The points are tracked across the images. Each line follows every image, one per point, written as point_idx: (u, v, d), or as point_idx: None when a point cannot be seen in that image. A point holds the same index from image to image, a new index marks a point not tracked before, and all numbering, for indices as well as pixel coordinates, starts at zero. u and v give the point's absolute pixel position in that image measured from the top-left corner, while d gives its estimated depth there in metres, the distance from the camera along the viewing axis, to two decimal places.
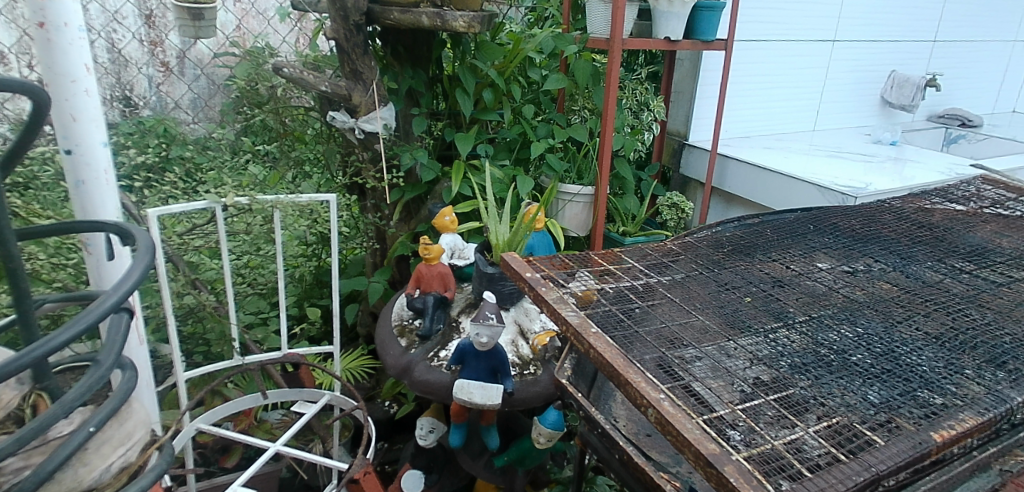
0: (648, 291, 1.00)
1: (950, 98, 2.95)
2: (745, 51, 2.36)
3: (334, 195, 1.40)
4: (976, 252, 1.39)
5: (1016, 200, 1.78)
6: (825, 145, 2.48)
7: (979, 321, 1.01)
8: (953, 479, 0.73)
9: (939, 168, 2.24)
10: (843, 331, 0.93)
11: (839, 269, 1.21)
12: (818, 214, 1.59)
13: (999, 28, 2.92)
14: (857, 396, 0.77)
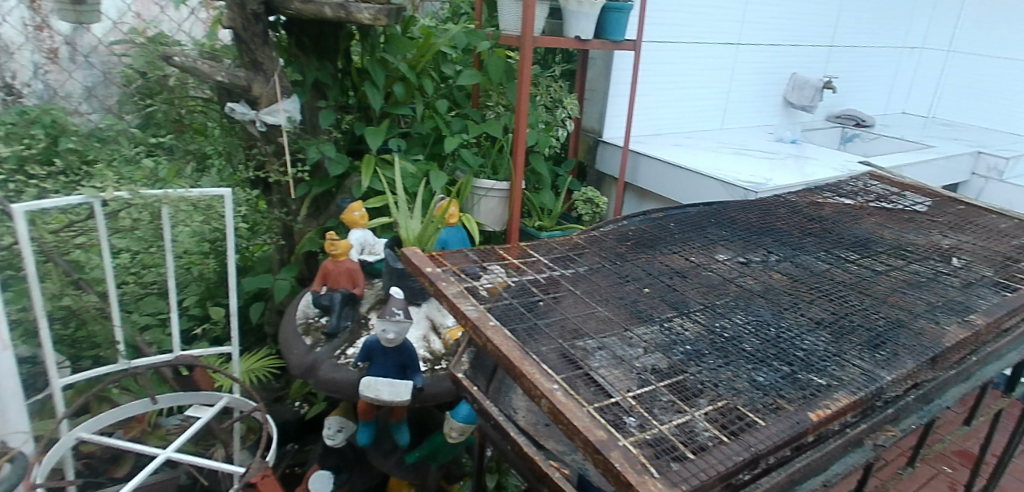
0: (550, 284, 1.02)
1: (845, 100, 3.14)
2: (654, 51, 2.43)
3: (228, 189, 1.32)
4: (860, 243, 1.50)
5: (898, 195, 1.93)
6: (731, 143, 2.60)
7: (857, 308, 1.09)
8: (830, 456, 0.78)
9: (834, 165, 2.39)
10: (734, 319, 0.98)
11: (733, 260, 1.27)
12: (718, 208, 1.66)
13: (888, 35, 3.13)
14: (744, 380, 0.81)
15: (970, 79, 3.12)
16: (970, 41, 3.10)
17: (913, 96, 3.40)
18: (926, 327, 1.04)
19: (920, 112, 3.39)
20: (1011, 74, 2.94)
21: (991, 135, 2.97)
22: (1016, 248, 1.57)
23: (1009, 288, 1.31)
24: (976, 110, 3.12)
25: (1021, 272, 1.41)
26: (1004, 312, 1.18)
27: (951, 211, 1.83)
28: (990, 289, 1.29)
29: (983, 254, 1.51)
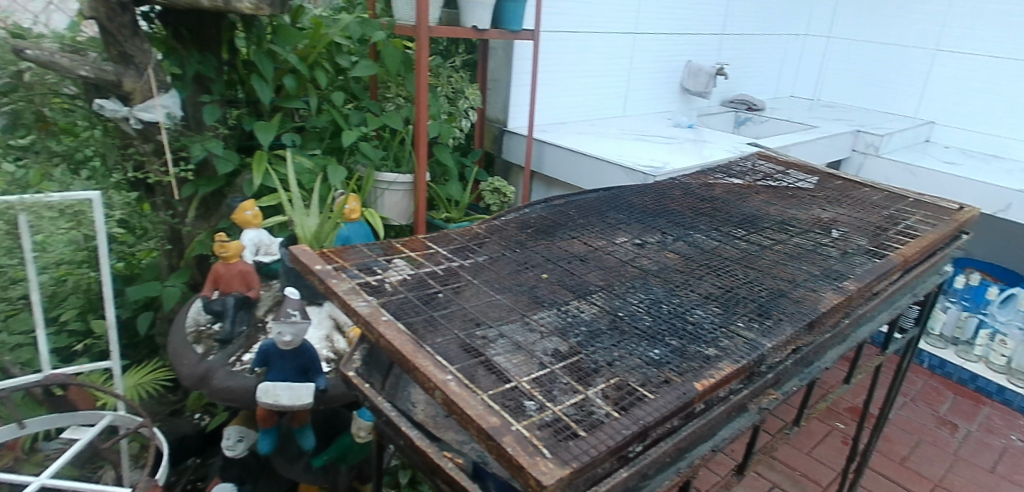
0: (448, 276, 1.01)
1: (738, 85, 3.29)
2: (552, 40, 2.45)
3: (94, 193, 1.29)
4: (748, 220, 1.59)
5: (783, 173, 2.05)
6: (631, 129, 2.67)
7: (743, 283, 1.16)
8: (717, 422, 0.83)
9: (727, 147, 2.51)
10: (630, 300, 1.02)
11: (630, 242, 1.31)
12: (616, 192, 1.70)
13: (774, 22, 3.30)
14: (636, 356, 0.85)
15: (852, 64, 3.36)
16: (849, 28, 3.34)
17: (799, 80, 3.60)
18: (804, 297, 1.12)
19: (806, 95, 3.60)
20: (888, 58, 3.20)
21: (869, 115, 3.20)
22: (886, 217, 1.70)
23: (880, 255, 1.42)
24: (857, 92, 3.36)
25: (890, 239, 1.54)
26: (874, 278, 1.28)
27: (832, 186, 1.96)
28: (863, 257, 1.40)
29: (858, 225, 1.63)
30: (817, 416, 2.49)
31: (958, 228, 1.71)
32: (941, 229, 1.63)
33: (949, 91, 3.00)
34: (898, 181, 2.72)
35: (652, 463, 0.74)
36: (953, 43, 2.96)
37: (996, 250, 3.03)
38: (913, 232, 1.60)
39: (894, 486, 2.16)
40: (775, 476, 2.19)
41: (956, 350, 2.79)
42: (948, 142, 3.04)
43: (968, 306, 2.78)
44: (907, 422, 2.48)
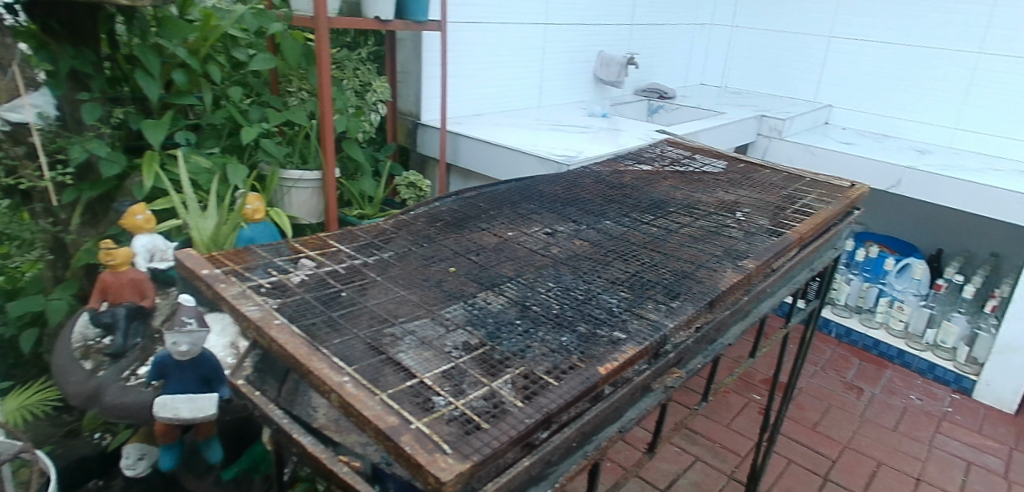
0: (350, 274, 0.98)
1: (651, 74, 3.37)
2: (461, 32, 2.43)
3: None
4: (655, 205, 1.63)
5: (689, 158, 2.12)
6: (547, 120, 2.69)
7: (648, 267, 1.20)
8: (622, 403, 0.87)
9: (639, 134, 2.57)
10: (540, 290, 1.05)
11: (540, 232, 1.32)
12: (528, 182, 1.70)
13: (681, 13, 3.39)
14: (542, 346, 0.87)
15: (757, 52, 3.51)
16: (753, 18, 3.49)
17: (708, 67, 3.72)
18: (705, 277, 1.17)
19: (715, 82, 3.72)
20: (790, 47, 3.37)
21: (773, 100, 3.36)
22: (785, 197, 1.79)
23: (778, 233, 1.49)
24: (762, 79, 3.51)
25: (788, 218, 1.62)
26: (772, 255, 1.35)
27: (735, 169, 2.04)
28: (762, 235, 1.47)
29: (759, 205, 1.70)
30: (734, 390, 2.61)
31: (850, 204, 1.82)
32: (834, 207, 1.73)
33: (845, 76, 3.20)
34: (801, 163, 2.88)
35: (555, 448, 0.75)
36: (846, 30, 3.15)
37: (890, 224, 3.25)
38: (809, 211, 1.69)
39: (806, 450, 2.30)
40: (697, 450, 2.28)
41: (859, 318, 2.97)
42: (845, 123, 3.24)
43: (868, 277, 2.94)
44: (817, 389, 2.63)
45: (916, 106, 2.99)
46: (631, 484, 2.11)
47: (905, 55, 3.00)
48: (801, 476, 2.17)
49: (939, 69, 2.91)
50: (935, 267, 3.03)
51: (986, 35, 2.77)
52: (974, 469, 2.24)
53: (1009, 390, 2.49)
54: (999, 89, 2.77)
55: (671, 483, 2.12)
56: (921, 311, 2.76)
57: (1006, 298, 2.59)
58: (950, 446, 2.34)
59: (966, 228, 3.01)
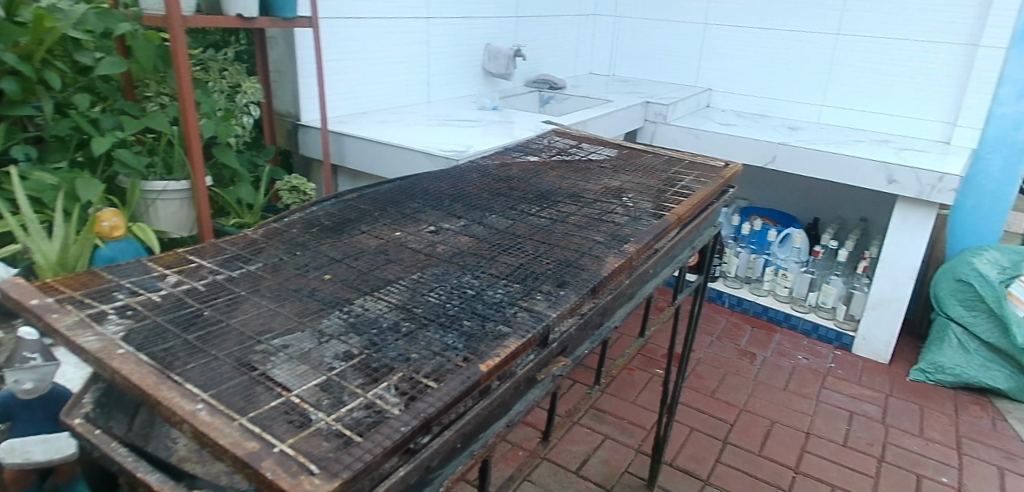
0: (212, 291, 0.93)
1: (540, 65, 3.40)
2: (338, 28, 2.34)
3: None
4: (542, 196, 1.65)
5: (575, 147, 2.17)
6: (437, 115, 2.65)
7: (533, 258, 1.21)
8: (508, 397, 0.88)
9: (529, 125, 2.59)
10: (425, 290, 1.03)
11: (425, 230, 1.30)
12: (412, 181, 1.67)
13: (564, 4, 3.43)
14: (423, 348, 0.86)
15: (641, 41, 3.62)
16: (634, 8, 3.60)
17: (595, 57, 3.79)
18: (588, 265, 1.20)
19: (603, 71, 3.80)
20: (672, 35, 3.50)
21: (657, 87, 3.49)
22: (665, 180, 1.86)
23: (658, 215, 1.55)
24: (646, 67, 3.63)
25: (669, 200, 1.68)
26: (653, 237, 1.40)
27: (620, 156, 2.10)
28: (644, 219, 1.52)
29: (642, 190, 1.76)
30: (638, 368, 2.70)
31: (725, 184, 1.92)
32: (709, 187, 1.81)
33: (723, 61, 3.37)
34: (686, 145, 3.02)
35: (434, 453, 0.75)
36: (720, 18, 3.32)
37: (769, 198, 3.46)
38: (687, 191, 1.76)
39: (707, 417, 2.41)
40: (606, 429, 2.34)
41: (749, 287, 3.18)
42: (725, 106, 3.43)
43: (755, 248, 3.16)
44: (715, 358, 2.78)
45: (788, 88, 3.21)
46: (544, 469, 2.13)
47: (774, 39, 3.20)
48: (703, 442, 2.28)
49: (804, 53, 3.13)
50: (812, 235, 3.26)
51: (841, 19, 3.00)
52: (856, 418, 2.44)
53: (883, 342, 2.72)
54: (858, 69, 3.01)
55: (582, 465, 2.16)
56: (802, 276, 3.00)
57: (876, 259, 2.82)
58: (835, 400, 2.54)
59: (836, 196, 3.26)
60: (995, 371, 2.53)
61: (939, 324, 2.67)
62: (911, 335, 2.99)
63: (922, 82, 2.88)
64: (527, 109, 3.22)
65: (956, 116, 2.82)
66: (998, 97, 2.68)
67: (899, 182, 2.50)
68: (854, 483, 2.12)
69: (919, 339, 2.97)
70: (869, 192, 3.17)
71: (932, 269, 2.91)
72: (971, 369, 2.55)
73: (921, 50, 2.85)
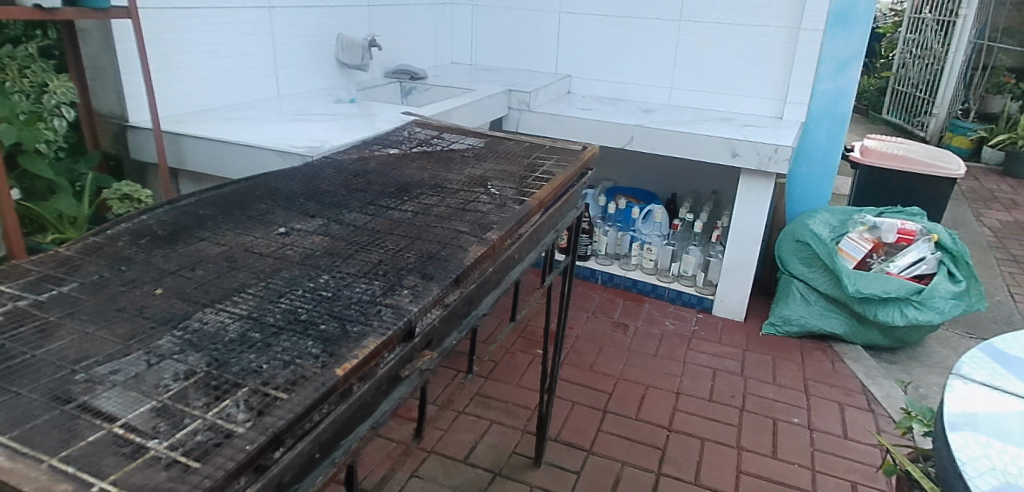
0: (14, 320, 0.86)
1: (398, 56, 3.33)
2: (165, 20, 2.15)
3: None
4: (403, 188, 1.62)
5: (436, 137, 2.15)
6: (289, 110, 2.51)
7: (394, 252, 1.19)
8: (370, 397, 0.87)
9: (389, 116, 2.52)
10: (276, 296, 0.99)
11: (275, 233, 1.23)
12: (261, 180, 1.58)
13: None
14: (272, 359, 0.83)
15: (500, 29, 3.65)
16: None
17: (456, 46, 3.77)
18: (450, 256, 1.19)
19: (465, 60, 3.79)
20: (528, 23, 3.56)
21: (516, 74, 3.54)
22: (527, 166, 1.89)
23: (521, 201, 1.57)
24: (506, 55, 3.67)
25: (531, 185, 1.71)
26: (516, 222, 1.41)
27: (484, 145, 2.10)
28: (508, 205, 1.53)
29: (504, 177, 1.77)
30: (520, 350, 2.75)
31: (584, 165, 1.97)
32: (569, 170, 1.85)
33: (579, 47, 3.48)
34: (551, 132, 3.09)
35: (288, 467, 0.73)
36: (572, 5, 3.41)
37: (628, 177, 3.62)
38: (548, 176, 1.80)
39: (588, 390, 2.50)
40: (492, 414, 2.35)
41: (619, 263, 3.32)
42: (582, 91, 3.54)
43: (621, 226, 3.31)
44: (593, 333, 2.88)
45: (637, 72, 3.37)
46: (432, 462, 2.11)
47: (622, 25, 3.34)
48: (585, 414, 2.36)
49: (649, 38, 3.30)
50: (672, 209, 3.44)
51: (682, 7, 3.18)
52: (719, 374, 2.63)
53: (738, 301, 2.96)
54: (698, 52, 3.22)
55: (470, 453, 2.16)
56: (665, 249, 3.18)
57: (727, 227, 3.06)
58: (701, 359, 2.71)
59: (688, 172, 3.47)
60: (833, 318, 2.78)
61: (785, 281, 2.93)
62: (762, 293, 3.26)
63: (752, 63, 3.12)
64: (390, 101, 3.16)
65: (786, 93, 3.10)
66: (819, 74, 3.01)
67: (741, 155, 2.70)
68: (719, 434, 2.29)
69: (767, 297, 3.24)
70: (716, 165, 3.40)
71: (774, 233, 3.24)
72: (813, 318, 2.81)
73: (750, 33, 3.08)
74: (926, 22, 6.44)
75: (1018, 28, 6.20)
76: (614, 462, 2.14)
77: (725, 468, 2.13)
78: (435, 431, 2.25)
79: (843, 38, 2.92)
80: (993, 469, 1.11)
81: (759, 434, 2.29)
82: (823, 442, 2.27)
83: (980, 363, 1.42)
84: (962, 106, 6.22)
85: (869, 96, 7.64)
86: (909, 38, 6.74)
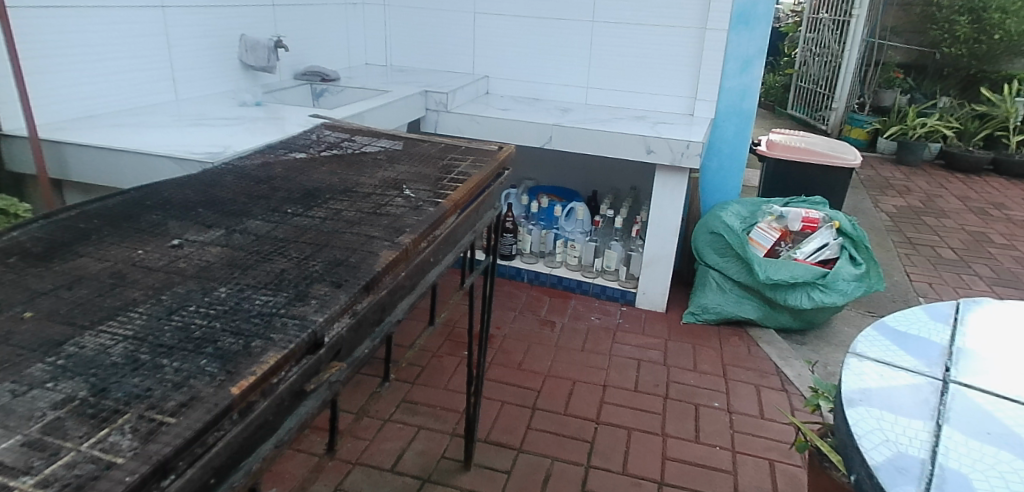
0: None
1: (307, 57, 3.22)
2: (40, 20, 2.00)
3: None
4: (309, 194, 1.56)
5: (346, 140, 2.10)
6: (188, 114, 2.38)
7: (299, 260, 1.14)
8: (272, 415, 0.83)
9: (297, 118, 2.43)
10: (168, 313, 0.93)
11: (167, 245, 1.16)
12: (152, 189, 1.48)
13: None
14: (159, 381, 0.79)
15: (413, 29, 3.60)
16: None
17: (369, 47, 3.69)
18: (360, 262, 1.15)
19: (379, 62, 3.72)
20: (442, 24, 3.53)
21: (432, 75, 3.50)
22: (442, 167, 1.86)
23: (435, 203, 1.54)
24: (420, 56, 3.62)
25: (446, 187, 1.68)
26: (430, 225, 1.39)
27: (398, 147, 2.06)
28: (423, 208, 1.50)
29: (418, 179, 1.74)
30: (447, 353, 2.72)
31: (499, 165, 1.96)
32: (485, 170, 1.84)
33: (494, 47, 3.48)
34: (470, 132, 3.07)
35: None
36: (486, 6, 3.41)
37: (546, 175, 3.66)
38: (464, 177, 1.78)
39: (516, 389, 2.50)
40: (419, 420, 2.31)
41: (543, 261, 3.33)
42: (500, 91, 3.54)
43: (545, 225, 3.33)
44: (520, 332, 2.89)
45: (553, 72, 3.41)
46: (357, 474, 2.06)
47: (536, 26, 3.36)
48: (513, 413, 2.36)
49: (562, 39, 3.34)
50: (593, 206, 3.49)
51: (594, 7, 3.23)
52: (642, 364, 2.69)
53: (659, 293, 3.04)
54: (610, 53, 3.28)
55: (397, 461, 2.12)
56: (588, 245, 3.21)
57: (645, 222, 3.12)
58: (625, 351, 2.77)
59: (606, 169, 3.54)
60: (747, 305, 2.90)
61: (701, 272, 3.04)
62: (682, 284, 3.36)
63: (662, 63, 3.21)
64: (300, 103, 3.05)
65: (695, 92, 3.21)
66: (725, 73, 3.14)
67: (655, 152, 2.78)
68: (643, 423, 2.34)
69: (686, 287, 3.35)
70: (631, 162, 3.48)
71: (691, 226, 3.35)
72: (728, 305, 2.92)
73: (659, 33, 3.17)
74: (823, 22, 6.83)
75: (903, 27, 6.66)
76: (544, 459, 2.15)
77: (651, 456, 2.18)
78: (358, 442, 2.19)
79: (748, 36, 3.05)
80: (887, 441, 1.18)
81: (682, 419, 2.36)
82: (742, 423, 2.36)
83: (874, 341, 1.51)
84: (858, 101, 6.62)
85: (774, 93, 8.04)
86: (809, 37, 7.14)
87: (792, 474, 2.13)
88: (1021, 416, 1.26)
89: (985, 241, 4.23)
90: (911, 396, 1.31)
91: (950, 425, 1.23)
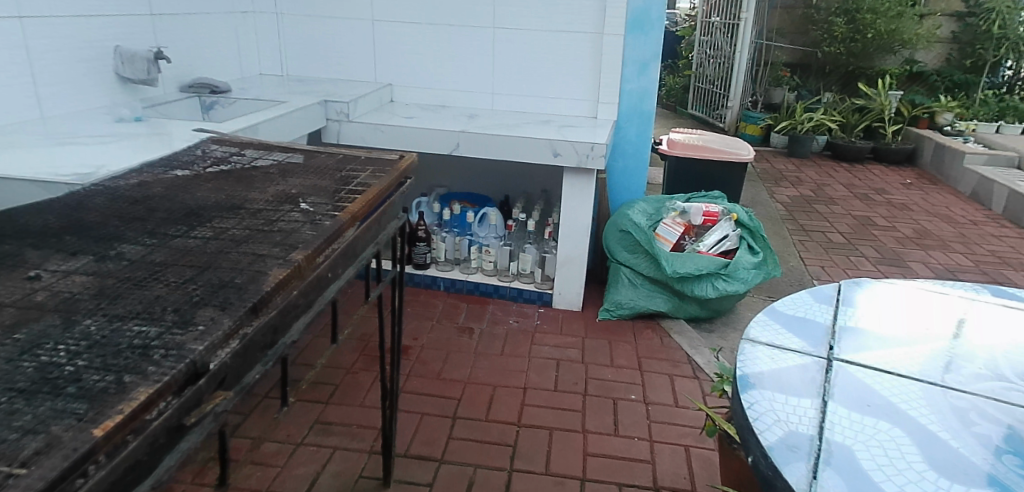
0: None
1: (193, 69, 3.06)
2: None
3: None
4: (193, 213, 1.48)
5: (235, 154, 2.00)
6: (55, 133, 2.20)
7: (178, 285, 1.07)
8: (146, 455, 0.77)
9: (183, 132, 2.29)
10: (23, 353, 0.85)
11: (23, 278, 1.06)
12: (4, 216, 1.35)
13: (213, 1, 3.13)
14: (8, 428, 0.72)
15: (309, 38, 3.49)
16: (294, 4, 3.43)
17: (262, 57, 3.55)
18: (247, 282, 1.10)
19: (274, 71, 3.59)
20: (342, 31, 3.44)
21: (334, 84, 3.41)
22: (340, 179, 1.81)
23: (331, 216, 1.49)
24: (319, 65, 3.52)
25: (344, 199, 1.63)
26: (326, 239, 1.34)
27: (295, 160, 1.98)
28: (319, 221, 1.45)
29: (316, 192, 1.68)
30: (362, 369, 2.64)
31: (400, 174, 1.93)
32: (385, 180, 1.80)
33: (395, 55, 3.43)
34: (373, 142, 3.01)
35: None
36: (386, 13, 3.35)
37: (456, 181, 3.64)
38: (364, 188, 1.73)
39: (433, 399, 2.46)
40: (334, 440, 2.23)
41: (459, 268, 3.31)
42: (406, 99, 3.50)
43: (458, 231, 3.31)
44: (437, 341, 2.86)
45: (458, 78, 3.40)
46: None
47: (439, 33, 3.33)
48: (433, 424, 2.32)
49: (466, 46, 3.33)
50: (505, 211, 3.51)
51: (494, 14, 3.24)
52: (561, 364, 2.72)
53: (575, 293, 3.09)
54: (514, 58, 3.31)
55: (311, 486, 2.03)
56: (503, 249, 3.22)
57: (557, 224, 3.17)
58: (544, 352, 2.79)
59: (512, 174, 3.56)
60: (658, 298, 3.00)
61: (614, 268, 3.11)
62: (596, 282, 3.44)
63: (563, 67, 3.27)
64: (187, 116, 2.89)
65: (597, 95, 3.29)
66: (624, 75, 3.25)
67: (562, 155, 2.82)
68: (561, 422, 2.36)
69: (601, 285, 3.42)
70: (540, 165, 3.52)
71: (602, 225, 3.44)
72: (640, 300, 3.00)
73: (557, 39, 3.22)
74: (715, 25, 7.20)
75: (788, 28, 7.12)
76: (466, 468, 2.13)
77: (571, 454, 2.21)
78: (269, 469, 2.09)
79: (643, 41, 3.17)
80: (779, 421, 1.25)
81: (601, 415, 2.41)
82: (658, 413, 2.43)
83: (766, 326, 1.59)
84: (750, 99, 7.02)
85: (673, 93, 8.38)
86: (704, 39, 7.50)
87: (707, 458, 2.21)
88: (898, 386, 1.37)
89: (870, 225, 4.58)
90: (801, 376, 1.39)
91: (835, 401, 1.31)
